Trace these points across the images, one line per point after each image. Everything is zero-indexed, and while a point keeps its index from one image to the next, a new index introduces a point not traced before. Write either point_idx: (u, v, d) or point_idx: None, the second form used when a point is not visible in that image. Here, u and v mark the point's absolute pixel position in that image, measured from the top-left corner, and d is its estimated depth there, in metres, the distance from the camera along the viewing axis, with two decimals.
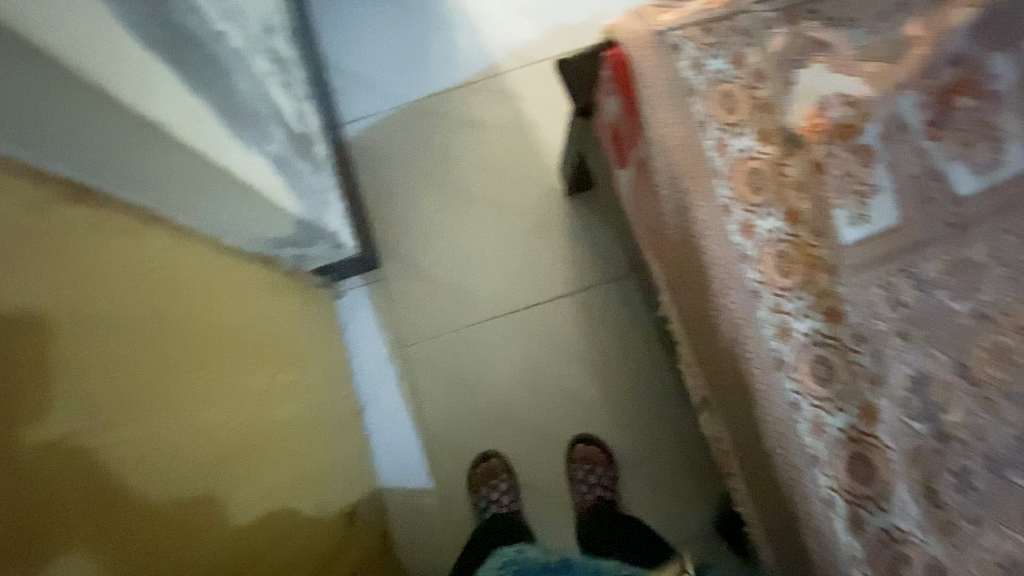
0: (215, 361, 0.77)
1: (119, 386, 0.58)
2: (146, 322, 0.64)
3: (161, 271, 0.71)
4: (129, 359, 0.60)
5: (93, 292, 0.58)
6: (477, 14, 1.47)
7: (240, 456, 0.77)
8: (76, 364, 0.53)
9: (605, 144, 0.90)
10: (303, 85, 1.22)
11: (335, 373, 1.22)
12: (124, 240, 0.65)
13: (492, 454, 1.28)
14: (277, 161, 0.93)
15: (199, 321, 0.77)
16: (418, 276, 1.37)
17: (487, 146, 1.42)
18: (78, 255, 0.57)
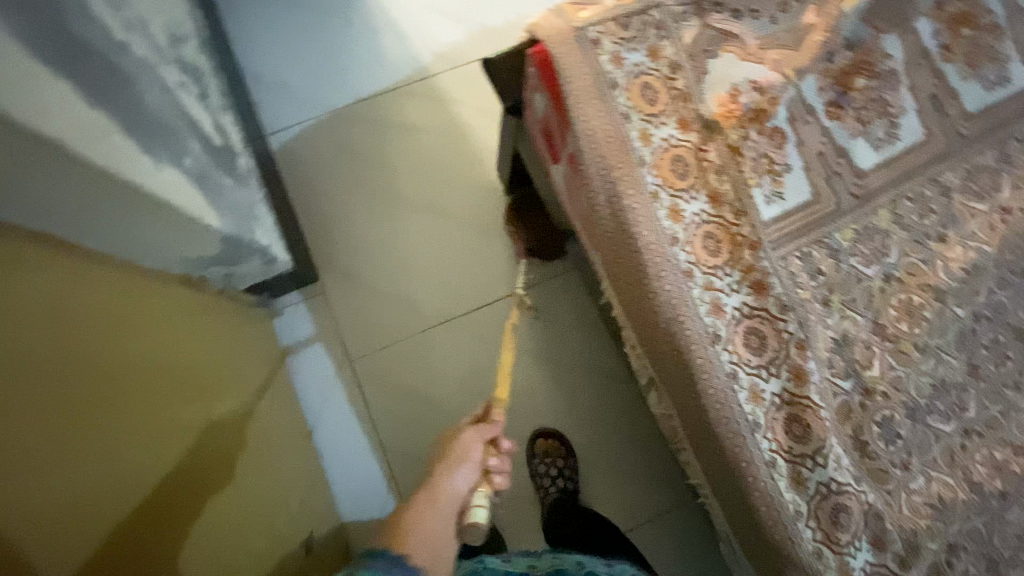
0: (151, 392, 0.71)
1: (46, 426, 0.51)
2: (71, 355, 0.58)
3: (89, 297, 0.64)
4: (54, 396, 0.54)
5: (14, 325, 0.51)
6: (401, 18, 1.45)
7: (187, 491, 0.71)
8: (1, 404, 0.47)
9: (537, 141, 0.91)
10: (220, 97, 1.17)
11: (279, 395, 1.17)
12: (45, 266, 0.58)
13: None
14: (195, 177, 0.88)
15: (130, 351, 0.70)
16: (361, 287, 1.34)
17: (423, 150, 1.41)
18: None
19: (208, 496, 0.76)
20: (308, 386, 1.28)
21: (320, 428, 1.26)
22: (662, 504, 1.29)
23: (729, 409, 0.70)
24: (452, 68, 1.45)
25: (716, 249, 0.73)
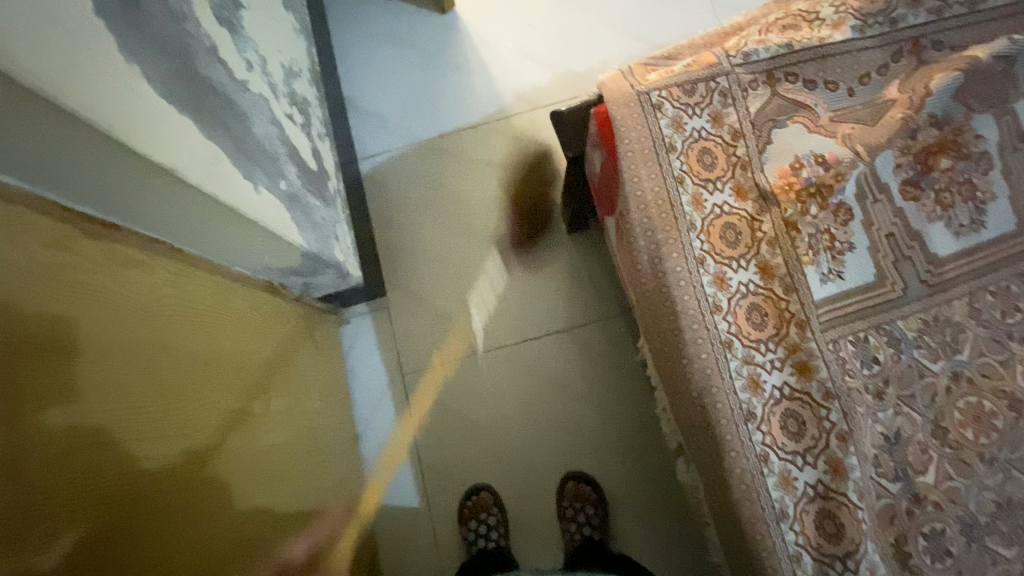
0: (215, 385, 0.81)
1: (128, 406, 0.61)
2: (154, 348, 0.69)
3: (172, 301, 0.76)
4: (139, 381, 0.64)
5: (113, 321, 0.63)
6: (493, 59, 1.55)
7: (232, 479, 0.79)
8: (95, 386, 0.57)
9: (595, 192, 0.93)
10: (321, 125, 1.31)
11: (335, 397, 1.27)
12: (137, 274, 0.70)
13: (482, 488, 1.29)
14: (289, 199, 1.00)
15: (204, 348, 0.81)
16: (420, 307, 1.42)
17: (494, 183, 1.48)
18: (98, 288, 0.62)
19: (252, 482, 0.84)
20: (360, 394, 1.37)
21: (365, 435, 1.34)
22: (690, 574, 1.23)
23: (752, 491, 0.67)
24: (533, 108, 1.51)
25: (760, 322, 0.71)
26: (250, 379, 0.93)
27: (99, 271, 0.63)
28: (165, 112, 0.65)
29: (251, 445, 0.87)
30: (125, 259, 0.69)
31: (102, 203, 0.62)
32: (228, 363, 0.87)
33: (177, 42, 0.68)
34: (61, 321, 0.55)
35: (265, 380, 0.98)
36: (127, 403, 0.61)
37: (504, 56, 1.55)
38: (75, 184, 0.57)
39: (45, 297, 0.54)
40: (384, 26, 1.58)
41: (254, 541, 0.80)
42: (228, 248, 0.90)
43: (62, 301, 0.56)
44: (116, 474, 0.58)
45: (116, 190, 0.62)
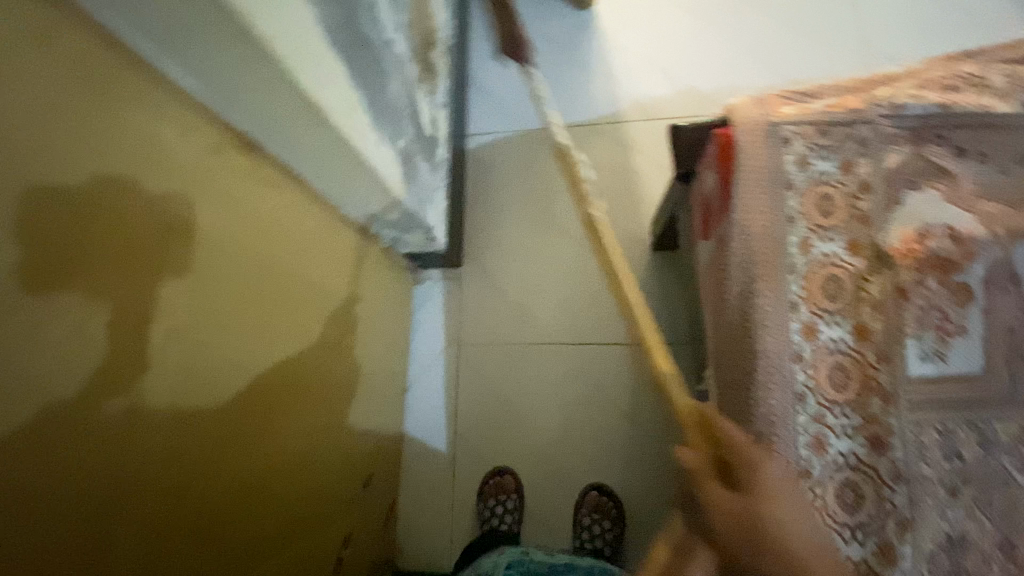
0: (294, 305, 0.88)
1: (215, 296, 0.69)
2: (249, 254, 0.77)
3: (280, 221, 0.84)
4: (230, 279, 0.72)
5: (225, 220, 0.71)
6: (620, 63, 1.54)
7: (280, 405, 0.84)
8: (193, 271, 0.65)
9: (695, 215, 0.91)
10: (444, 94, 1.37)
11: (395, 350, 1.35)
12: (258, 188, 0.79)
13: (506, 471, 1.31)
14: (402, 156, 1.06)
15: (293, 271, 0.88)
16: (491, 285, 1.46)
17: (590, 184, 1.49)
18: (222, 188, 0.71)
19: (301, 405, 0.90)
20: (416, 352, 1.43)
21: (412, 392, 1.41)
22: None
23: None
24: (648, 119, 1.50)
25: (842, 383, 0.68)
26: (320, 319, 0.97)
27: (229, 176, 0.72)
28: (308, 47, 0.68)
29: (309, 374, 0.93)
30: (256, 175, 0.78)
31: (238, 108, 0.70)
32: (303, 295, 0.91)
33: None
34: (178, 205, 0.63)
35: (333, 320, 1.02)
36: (211, 293, 0.68)
37: (632, 62, 1.54)
38: (220, 82, 0.65)
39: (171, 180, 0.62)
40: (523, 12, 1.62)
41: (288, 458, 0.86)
42: (342, 189, 0.96)
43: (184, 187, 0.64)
44: (178, 359, 0.63)
45: (253, 102, 0.70)
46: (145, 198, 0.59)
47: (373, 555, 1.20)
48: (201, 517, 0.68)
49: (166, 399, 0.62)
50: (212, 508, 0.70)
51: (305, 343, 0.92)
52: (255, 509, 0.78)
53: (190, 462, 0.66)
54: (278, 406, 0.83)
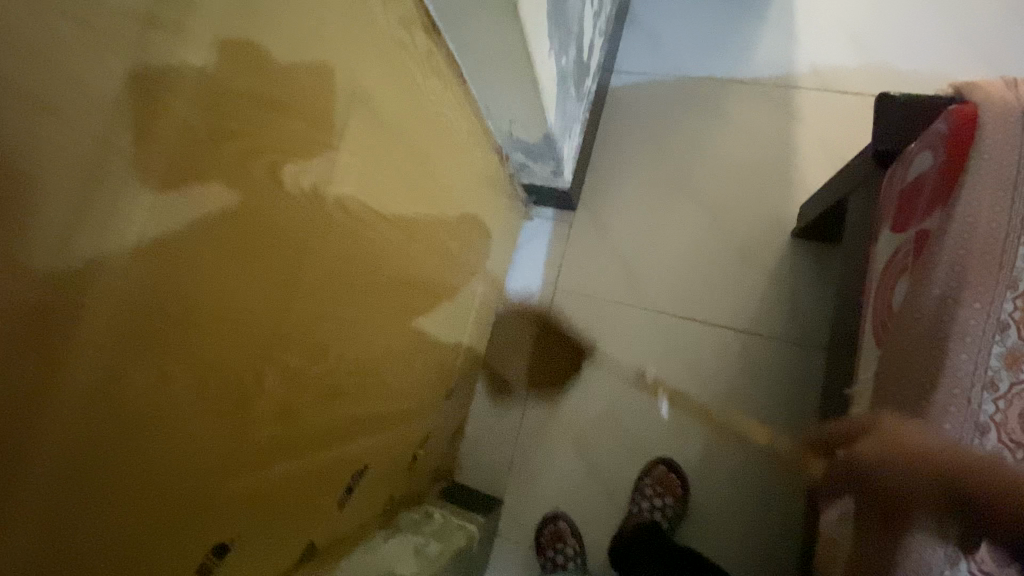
0: (428, 204, 0.87)
1: (371, 175, 0.68)
2: (407, 143, 0.75)
3: (436, 116, 0.82)
4: (386, 161, 0.70)
5: (396, 99, 0.70)
6: (804, 21, 1.37)
7: (383, 308, 0.79)
8: (359, 144, 0.64)
9: (884, 205, 0.80)
10: (607, 22, 1.27)
11: (495, 278, 1.33)
12: (429, 79, 0.76)
13: (561, 517, 1.27)
14: (562, 77, 1.00)
15: (436, 171, 0.86)
16: (603, 236, 1.40)
17: (736, 151, 1.36)
18: (401, 65, 0.69)
19: (408, 309, 0.88)
20: (512, 287, 1.42)
21: (499, 325, 1.40)
22: None
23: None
24: (823, 90, 1.33)
25: None
26: (444, 225, 0.95)
27: (409, 55, 0.70)
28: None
29: (427, 277, 0.92)
30: (429, 58, 0.76)
31: None
32: (437, 196, 0.89)
33: None
34: (360, 68, 0.61)
35: (452, 233, 1.00)
36: (364, 169, 0.66)
37: (818, 22, 1.36)
38: None
39: (358, 44, 0.59)
40: None
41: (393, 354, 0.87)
42: (497, 96, 0.93)
43: (366, 51, 0.61)
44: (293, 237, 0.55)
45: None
46: (279, 64, 0.48)
47: (434, 467, 1.24)
48: (286, 426, 0.63)
49: (276, 296, 0.55)
50: (297, 419, 0.65)
51: (429, 249, 0.91)
52: (329, 428, 0.72)
53: (286, 368, 0.60)
54: (384, 309, 0.79)
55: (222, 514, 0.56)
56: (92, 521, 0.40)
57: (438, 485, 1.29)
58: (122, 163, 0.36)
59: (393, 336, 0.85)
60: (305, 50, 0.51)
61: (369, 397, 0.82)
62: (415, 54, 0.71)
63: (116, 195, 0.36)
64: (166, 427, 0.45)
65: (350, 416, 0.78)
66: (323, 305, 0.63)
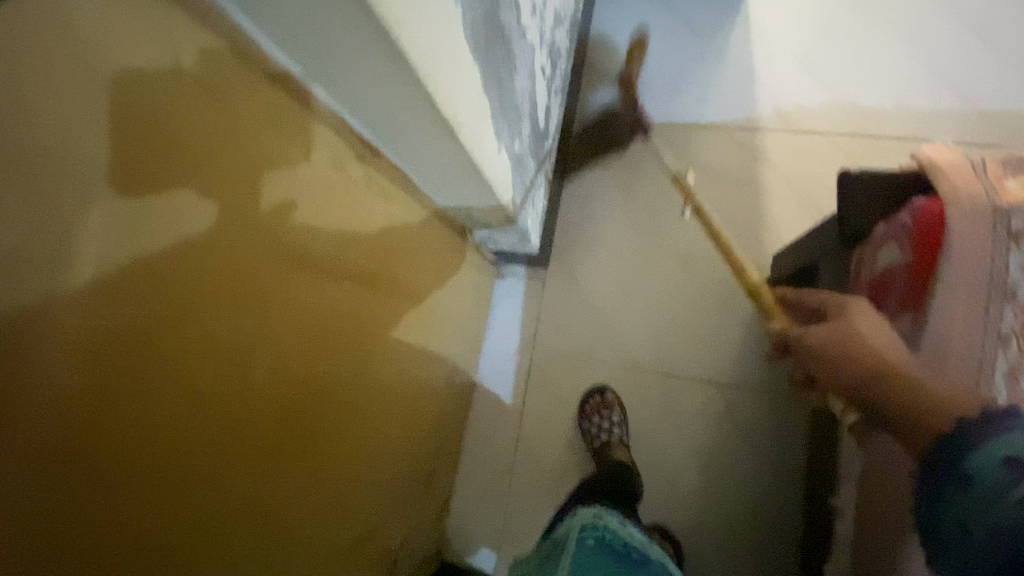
0: (384, 314, 0.83)
1: (330, 255, 0.63)
2: (356, 268, 0.71)
3: (386, 233, 0.79)
4: (337, 275, 0.66)
5: (340, 238, 0.65)
6: (763, 57, 1.35)
7: (357, 345, 0.75)
8: (311, 266, 0.59)
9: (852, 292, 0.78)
10: (562, 79, 1.25)
11: (468, 348, 1.29)
12: (373, 200, 0.73)
13: (605, 389, 1.29)
14: (517, 159, 0.97)
15: (389, 280, 0.83)
16: (577, 292, 1.37)
17: (705, 198, 1.34)
18: (341, 202, 0.64)
19: (378, 388, 0.85)
20: (489, 349, 1.38)
21: (479, 390, 1.37)
22: None
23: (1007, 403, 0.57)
24: (788, 130, 1.31)
25: None
26: (403, 323, 0.92)
27: (351, 188, 0.66)
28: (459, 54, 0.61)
29: (387, 382, 0.89)
30: (373, 182, 0.71)
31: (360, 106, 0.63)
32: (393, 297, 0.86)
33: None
34: (304, 221, 0.56)
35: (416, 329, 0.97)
36: (322, 254, 0.61)
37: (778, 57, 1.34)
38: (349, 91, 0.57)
39: (301, 210, 0.55)
40: None
41: (373, 404, 0.84)
42: (451, 192, 0.89)
43: (309, 205, 0.57)
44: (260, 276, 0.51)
45: None
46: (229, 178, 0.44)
47: (420, 554, 1.20)
48: (286, 436, 0.60)
49: (289, 313, 0.56)
50: (297, 432, 0.62)
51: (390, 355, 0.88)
52: (321, 461, 0.70)
53: (294, 379, 0.60)
54: (360, 347, 0.76)
55: (219, 505, 0.51)
56: (87, 478, 0.37)
57: (427, 566, 1.25)
58: (84, 175, 0.33)
59: (380, 393, 0.86)
60: (265, 149, 0.47)
61: (358, 445, 0.81)
62: (359, 183, 0.68)
63: (82, 170, 0.33)
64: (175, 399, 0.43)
65: (341, 454, 0.75)
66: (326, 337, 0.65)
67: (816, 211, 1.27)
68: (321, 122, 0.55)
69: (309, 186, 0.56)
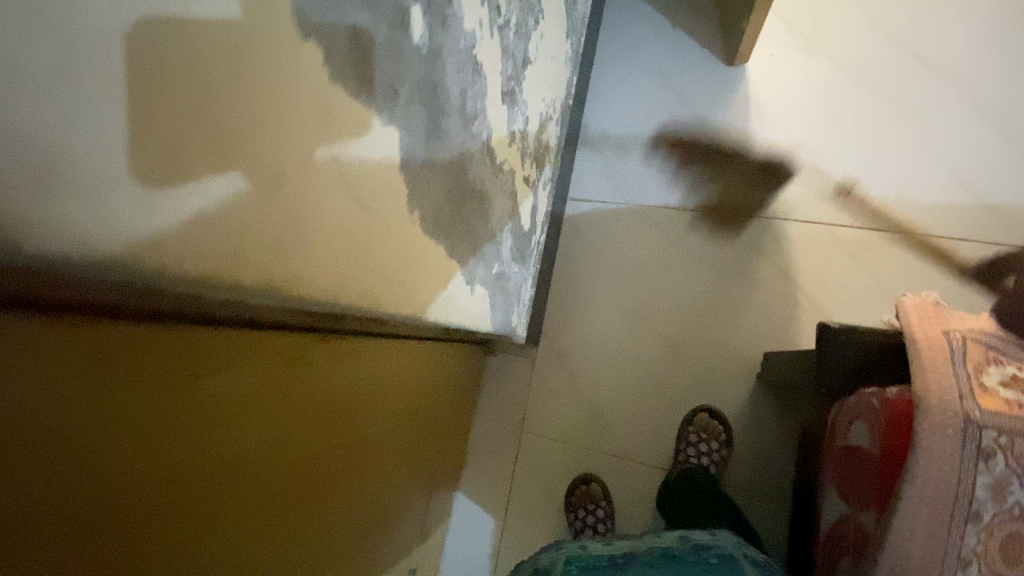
0: (368, 451, 0.84)
1: (302, 423, 0.63)
2: (335, 427, 0.71)
3: (371, 383, 0.79)
4: (311, 439, 0.66)
5: (315, 415, 0.65)
6: (762, 137, 1.31)
7: (332, 480, 0.74)
8: (278, 445, 0.59)
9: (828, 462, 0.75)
10: (551, 168, 1.24)
11: (457, 433, 1.31)
12: (352, 366, 0.72)
13: (592, 479, 1.30)
14: (497, 278, 0.97)
15: (375, 420, 0.84)
16: (566, 375, 1.37)
17: (697, 284, 1.33)
18: (315, 387, 0.64)
19: (359, 517, 0.86)
20: (477, 429, 1.39)
21: (466, 470, 1.38)
22: None
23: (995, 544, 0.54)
24: (785, 219, 1.29)
25: None
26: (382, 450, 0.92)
27: (326, 370, 0.66)
28: (411, 251, 0.60)
29: (373, 513, 0.90)
30: (351, 351, 0.71)
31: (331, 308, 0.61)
32: (374, 415, 0.83)
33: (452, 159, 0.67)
34: (269, 420, 0.56)
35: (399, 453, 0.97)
36: (293, 431, 0.61)
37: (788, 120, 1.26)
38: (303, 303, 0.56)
39: (264, 416, 0.55)
40: (654, 56, 1.40)
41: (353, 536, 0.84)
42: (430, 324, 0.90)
43: (275, 408, 0.57)
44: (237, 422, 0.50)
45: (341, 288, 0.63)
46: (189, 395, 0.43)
47: None
48: (260, 481, 0.56)
49: (259, 455, 0.55)
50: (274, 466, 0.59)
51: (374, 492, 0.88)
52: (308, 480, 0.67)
53: (261, 424, 0.54)
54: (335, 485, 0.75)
55: None
56: None
57: None
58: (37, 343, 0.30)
59: (367, 487, 0.87)
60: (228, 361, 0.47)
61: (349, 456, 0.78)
62: (332, 361, 0.67)
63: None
64: (128, 505, 0.40)
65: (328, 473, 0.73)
66: (291, 372, 0.59)
67: (808, 305, 1.26)
68: (281, 336, 0.55)
69: (270, 396, 0.55)
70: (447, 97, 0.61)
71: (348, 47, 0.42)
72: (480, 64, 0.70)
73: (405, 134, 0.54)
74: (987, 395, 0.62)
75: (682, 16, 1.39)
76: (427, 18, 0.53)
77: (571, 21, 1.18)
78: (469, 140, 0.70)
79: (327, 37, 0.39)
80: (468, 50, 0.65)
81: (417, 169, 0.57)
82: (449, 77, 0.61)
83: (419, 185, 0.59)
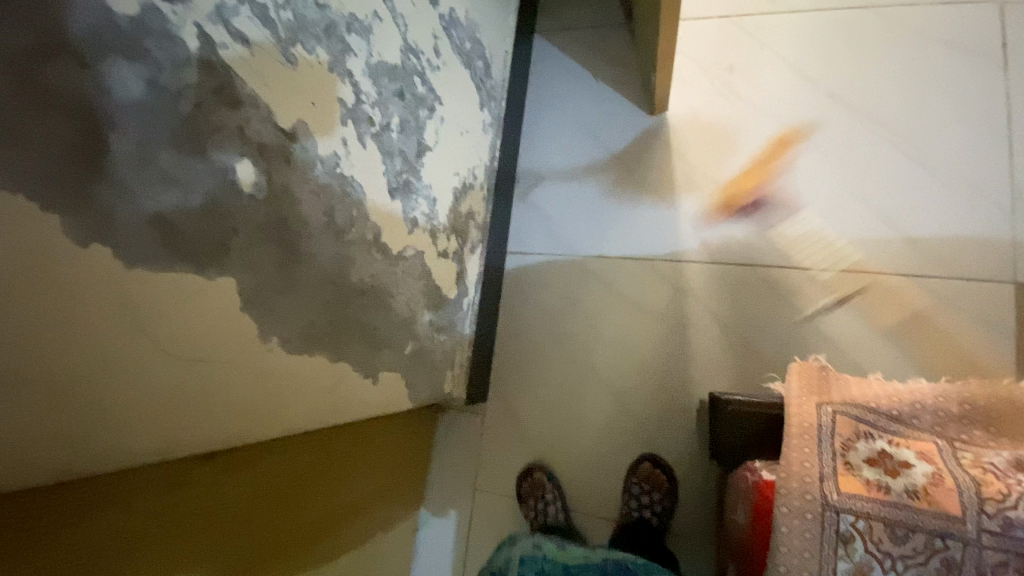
0: (296, 531, 0.94)
1: (195, 530, 0.76)
2: (239, 523, 0.83)
3: (275, 476, 0.90)
4: (214, 539, 0.78)
5: (209, 521, 0.78)
6: (684, 184, 1.34)
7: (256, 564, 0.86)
8: (170, 552, 0.72)
9: (727, 541, 0.77)
10: (479, 231, 1.28)
11: (407, 496, 1.33)
12: (245, 471, 0.84)
13: (536, 467, 1.31)
14: (412, 356, 1.00)
15: (297, 505, 0.94)
16: (513, 429, 1.38)
17: (634, 330, 1.33)
18: (203, 498, 0.77)
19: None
20: (431, 487, 1.41)
21: (422, 531, 1.39)
22: None
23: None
24: (714, 262, 1.30)
25: None
26: (312, 524, 0.98)
27: (213, 483, 0.78)
28: (273, 373, 0.64)
29: None
30: (238, 460, 0.82)
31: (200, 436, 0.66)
32: (285, 499, 0.92)
33: (325, 275, 0.69)
34: (151, 535, 0.69)
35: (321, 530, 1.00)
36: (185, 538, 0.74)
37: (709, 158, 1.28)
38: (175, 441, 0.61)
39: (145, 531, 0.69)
40: (579, 110, 1.45)
41: None
42: None
43: (158, 522, 0.70)
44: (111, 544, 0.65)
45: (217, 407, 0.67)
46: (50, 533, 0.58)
47: None
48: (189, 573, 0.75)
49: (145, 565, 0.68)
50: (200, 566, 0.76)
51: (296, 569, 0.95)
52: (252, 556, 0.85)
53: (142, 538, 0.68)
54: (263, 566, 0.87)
55: None
56: None
57: None
58: None
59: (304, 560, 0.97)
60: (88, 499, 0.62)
61: (295, 525, 0.94)
62: (213, 471, 0.78)
63: None
64: None
65: (275, 546, 0.90)
66: (171, 493, 0.72)
67: (745, 348, 1.25)
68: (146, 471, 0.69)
69: (146, 515, 0.69)
70: (306, 224, 0.64)
71: (150, 231, 0.46)
72: (351, 178, 0.73)
73: (249, 277, 0.57)
74: (849, 475, 0.63)
75: (604, 71, 1.44)
76: (263, 165, 0.56)
77: (486, 92, 1.23)
78: (346, 249, 0.73)
79: (120, 231, 0.43)
80: (331, 173, 0.68)
81: (270, 300, 0.61)
82: (304, 207, 0.64)
83: (276, 314, 0.62)
